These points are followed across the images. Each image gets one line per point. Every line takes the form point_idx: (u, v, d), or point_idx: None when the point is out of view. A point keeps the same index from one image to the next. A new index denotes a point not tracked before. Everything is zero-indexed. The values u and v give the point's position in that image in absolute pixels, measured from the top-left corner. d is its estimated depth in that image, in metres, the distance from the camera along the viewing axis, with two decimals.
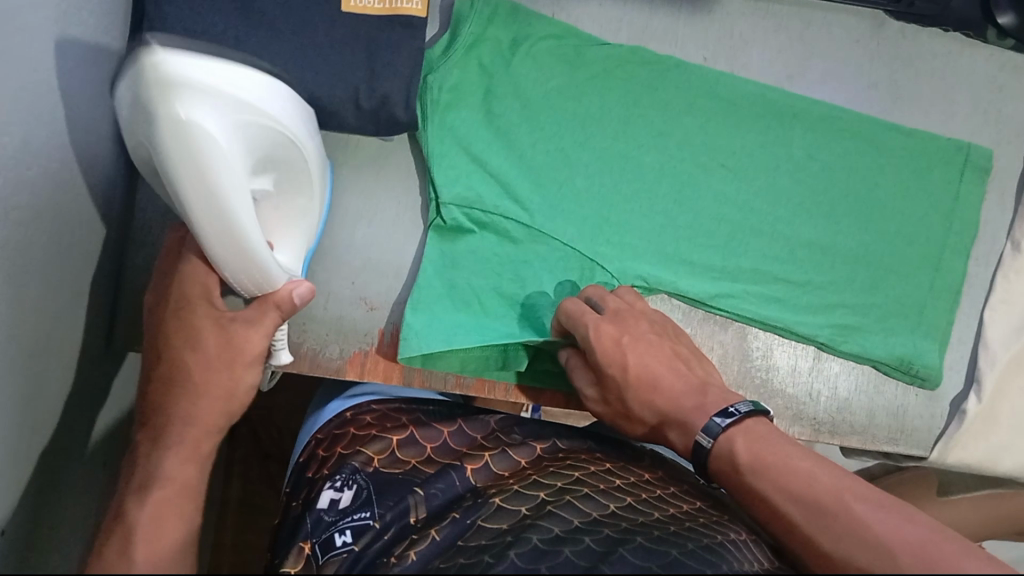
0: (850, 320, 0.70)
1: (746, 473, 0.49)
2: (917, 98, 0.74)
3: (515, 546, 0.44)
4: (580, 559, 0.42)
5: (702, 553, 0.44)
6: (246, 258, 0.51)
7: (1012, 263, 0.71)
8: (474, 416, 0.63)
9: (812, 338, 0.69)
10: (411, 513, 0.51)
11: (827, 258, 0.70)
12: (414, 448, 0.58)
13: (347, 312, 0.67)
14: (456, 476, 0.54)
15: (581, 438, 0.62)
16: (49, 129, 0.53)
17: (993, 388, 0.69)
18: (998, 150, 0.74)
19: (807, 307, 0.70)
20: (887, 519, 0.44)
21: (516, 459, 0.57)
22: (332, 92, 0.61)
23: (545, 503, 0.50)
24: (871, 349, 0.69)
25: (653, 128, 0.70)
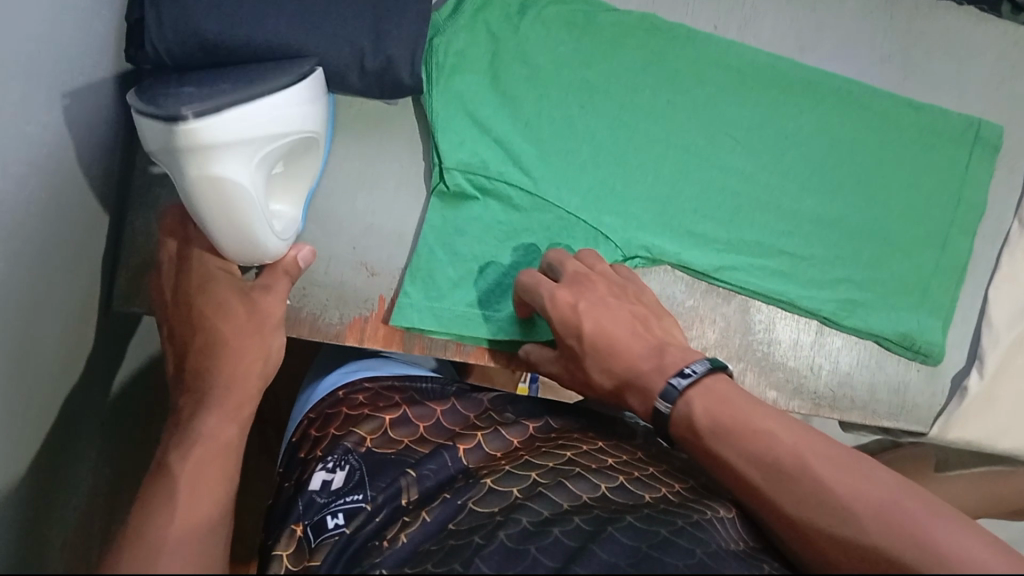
0: (855, 295, 0.69)
1: (705, 432, 0.49)
2: (929, 73, 0.73)
3: (504, 527, 0.45)
4: (569, 540, 0.43)
5: (689, 531, 0.46)
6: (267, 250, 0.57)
7: (1018, 242, 0.71)
8: (466, 393, 0.63)
9: (816, 313, 0.68)
10: (403, 495, 0.51)
11: (833, 232, 0.70)
12: (406, 427, 0.58)
13: (347, 277, 0.67)
14: (447, 456, 0.55)
15: (574, 415, 0.62)
16: (48, 82, 0.52)
17: (994, 367, 0.69)
18: (1008, 127, 0.73)
19: (812, 282, 0.69)
20: (852, 483, 0.45)
21: (508, 439, 0.57)
22: (335, 54, 0.61)
23: (535, 484, 0.50)
24: (874, 324, 0.69)
25: (660, 97, 0.70)
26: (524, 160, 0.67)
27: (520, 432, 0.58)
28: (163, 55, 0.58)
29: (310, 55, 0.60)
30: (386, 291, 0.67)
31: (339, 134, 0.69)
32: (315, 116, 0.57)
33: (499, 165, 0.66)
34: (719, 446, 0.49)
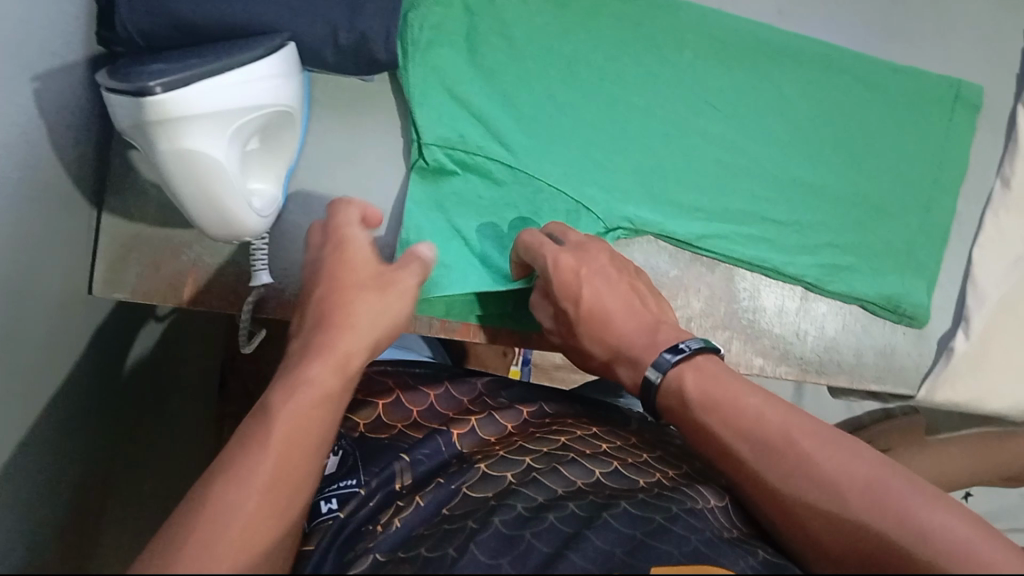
0: (839, 259, 0.69)
1: (694, 407, 0.50)
2: (907, 33, 0.72)
3: (499, 513, 0.44)
4: (564, 527, 0.43)
5: (684, 518, 0.46)
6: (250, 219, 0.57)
7: (1001, 201, 0.71)
8: (461, 378, 0.63)
9: (800, 279, 0.68)
10: (397, 480, 0.51)
11: (816, 196, 0.70)
12: (398, 411, 0.58)
13: None
14: (441, 440, 0.55)
15: (569, 402, 0.62)
16: (21, 62, 0.51)
17: (981, 326, 0.69)
18: (990, 86, 0.73)
19: (795, 248, 0.69)
20: (840, 461, 0.45)
21: (503, 424, 0.58)
22: (309, 28, 0.60)
23: (531, 469, 0.50)
24: (858, 288, 0.69)
25: (638, 67, 0.69)
26: (504, 135, 0.66)
27: (514, 417, 0.59)
28: (135, 34, 0.57)
29: (283, 30, 0.59)
30: None
31: (317, 113, 0.68)
32: (290, 91, 0.56)
33: (479, 141, 0.66)
34: (709, 425, 0.49)
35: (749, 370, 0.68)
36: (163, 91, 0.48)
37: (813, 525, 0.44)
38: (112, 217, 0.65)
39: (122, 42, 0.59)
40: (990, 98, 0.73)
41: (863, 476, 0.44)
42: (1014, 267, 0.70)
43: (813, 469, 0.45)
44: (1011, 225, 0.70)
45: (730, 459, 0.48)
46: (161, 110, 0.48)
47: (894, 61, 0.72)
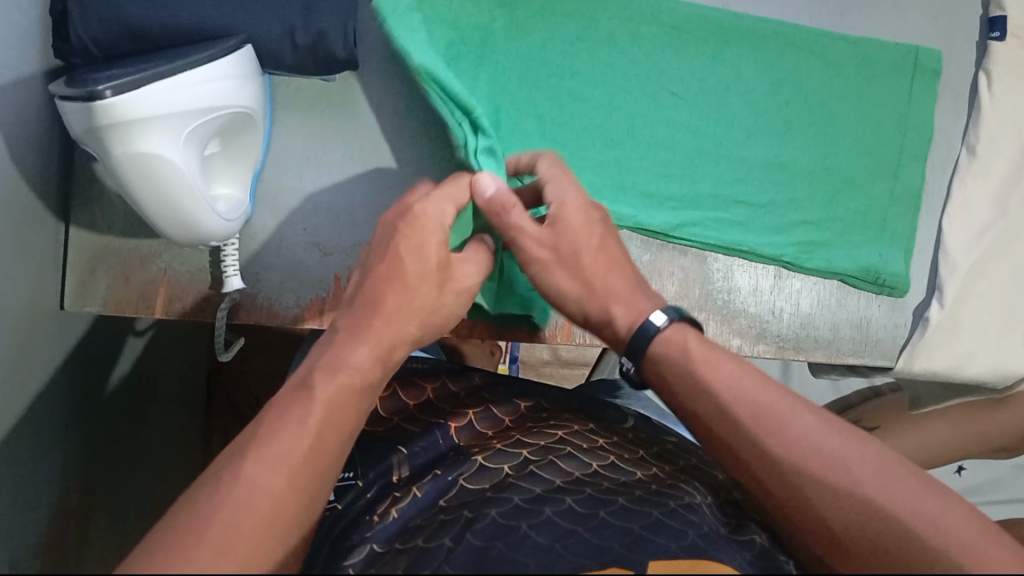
0: (815, 237, 0.69)
1: (701, 376, 0.49)
2: (863, 6, 0.73)
3: (494, 507, 0.44)
4: (561, 521, 0.42)
5: (682, 513, 0.44)
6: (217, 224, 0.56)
7: (968, 168, 0.71)
8: (459, 372, 0.63)
9: (777, 259, 0.68)
10: (394, 473, 0.53)
11: (786, 175, 0.70)
12: (394, 403, 0.59)
13: (301, 258, 0.66)
14: (439, 434, 0.55)
15: (568, 397, 0.61)
16: None
17: (955, 294, 0.69)
18: (949, 54, 0.73)
19: (770, 228, 0.69)
20: (831, 440, 0.45)
21: (500, 417, 0.58)
22: (264, 30, 0.60)
23: (527, 462, 0.50)
24: (837, 263, 0.69)
25: (597, 58, 0.69)
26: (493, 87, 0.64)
27: (511, 411, 0.58)
28: (90, 43, 0.57)
29: (239, 33, 0.59)
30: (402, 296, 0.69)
31: (281, 116, 0.68)
32: (247, 93, 0.56)
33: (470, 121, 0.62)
34: (710, 392, 0.48)
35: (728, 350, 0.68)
36: (113, 94, 0.49)
37: (794, 500, 0.44)
38: (78, 230, 0.65)
39: (75, 53, 0.59)
40: (951, 67, 0.73)
41: (850, 455, 0.44)
42: (985, 232, 0.70)
43: (795, 440, 0.45)
44: (979, 192, 0.71)
45: (723, 427, 0.47)
46: (114, 115, 0.49)
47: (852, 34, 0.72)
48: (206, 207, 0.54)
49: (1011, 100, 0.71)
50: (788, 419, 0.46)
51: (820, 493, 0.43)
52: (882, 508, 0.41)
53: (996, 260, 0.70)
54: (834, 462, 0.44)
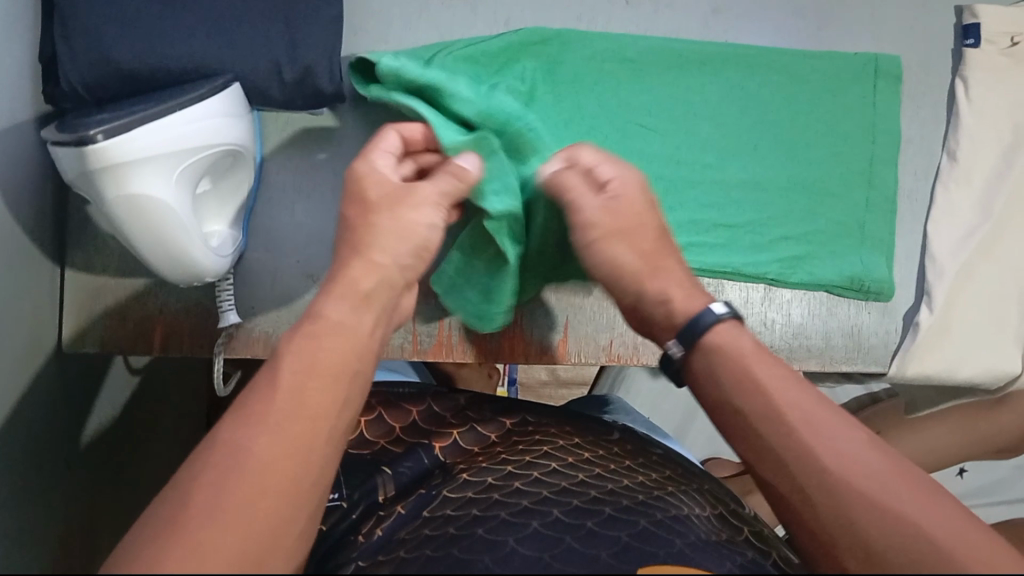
0: (796, 251, 0.70)
1: (751, 374, 0.49)
2: (838, 20, 0.74)
3: (483, 521, 0.45)
4: (549, 532, 0.43)
5: (669, 523, 0.46)
6: (209, 261, 0.57)
7: (950, 174, 0.72)
8: (443, 394, 0.63)
9: (762, 277, 0.69)
10: (379, 492, 0.53)
11: (761, 192, 0.71)
12: (381, 426, 0.59)
13: (296, 290, 0.67)
14: (424, 453, 0.57)
15: (552, 413, 0.62)
16: None
17: (943, 299, 0.70)
18: (926, 63, 0.74)
19: (753, 248, 0.70)
20: (863, 458, 0.43)
21: (485, 435, 0.59)
22: (252, 67, 0.61)
23: (513, 477, 0.50)
24: (820, 276, 0.70)
25: (563, 97, 0.70)
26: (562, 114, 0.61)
27: (497, 428, 0.59)
28: (80, 87, 0.58)
29: (225, 71, 0.60)
30: None
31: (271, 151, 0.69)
32: (234, 128, 0.57)
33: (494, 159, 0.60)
34: (749, 397, 0.47)
35: None
36: (105, 138, 0.49)
37: (826, 518, 0.42)
38: (75, 271, 0.65)
39: (67, 97, 0.60)
40: (928, 76, 0.74)
41: (885, 475, 0.42)
42: (969, 237, 0.71)
43: (828, 458, 0.43)
44: (961, 197, 0.72)
45: (756, 439, 0.46)
46: (108, 159, 0.49)
47: (828, 47, 0.74)
48: (198, 245, 0.55)
49: (988, 106, 0.72)
50: (822, 433, 0.44)
51: (853, 511, 0.41)
52: (919, 528, 0.39)
53: (982, 264, 0.70)
54: (872, 480, 0.42)
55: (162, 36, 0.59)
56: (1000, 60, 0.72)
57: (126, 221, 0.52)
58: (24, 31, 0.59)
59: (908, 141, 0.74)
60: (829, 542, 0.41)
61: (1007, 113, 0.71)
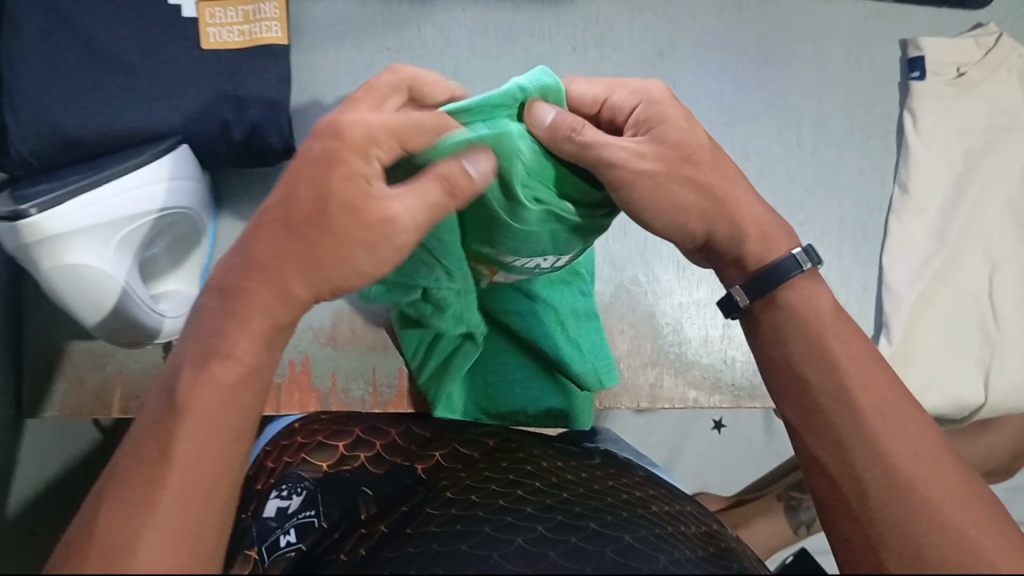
0: (538, 392, 0.66)
1: None
2: (786, 58, 0.75)
3: (466, 537, 0.45)
4: (533, 546, 0.43)
5: (653, 541, 0.46)
6: (135, 319, 0.56)
7: (902, 206, 0.73)
8: (424, 419, 0.63)
9: (591, 376, 0.65)
10: (361, 510, 0.53)
11: (527, 365, 0.66)
12: (359, 445, 0.59)
13: (307, 349, 0.68)
14: (407, 473, 0.56)
15: (534, 437, 0.62)
16: None
17: (901, 330, 0.70)
18: (870, 97, 0.76)
19: (544, 376, 0.66)
20: (933, 476, 0.39)
21: (466, 453, 0.58)
22: (199, 128, 0.62)
23: (495, 496, 0.50)
24: (552, 392, 0.66)
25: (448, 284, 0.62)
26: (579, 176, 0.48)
27: (479, 446, 0.58)
28: (29, 156, 0.58)
29: (174, 133, 0.62)
30: (295, 356, 0.67)
31: (225, 206, 0.69)
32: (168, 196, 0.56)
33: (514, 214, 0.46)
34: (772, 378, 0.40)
35: (684, 403, 0.69)
36: (38, 211, 0.50)
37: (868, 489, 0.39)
38: (37, 334, 0.66)
39: (14, 164, 0.59)
40: (875, 110, 0.76)
41: (934, 464, 0.39)
42: (926, 265, 0.72)
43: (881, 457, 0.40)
44: (916, 227, 0.73)
45: (804, 425, 0.43)
46: (39, 232, 0.50)
47: (773, 85, 0.75)
48: (134, 300, 0.55)
49: (937, 136, 0.73)
50: (888, 441, 0.40)
51: (896, 506, 0.38)
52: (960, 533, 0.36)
53: (938, 294, 0.71)
54: (933, 490, 0.38)
55: (108, 104, 0.60)
56: (947, 89, 0.73)
57: (64, 280, 0.52)
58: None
59: (859, 172, 0.75)
60: (869, 541, 0.38)
61: (952, 140, 0.73)
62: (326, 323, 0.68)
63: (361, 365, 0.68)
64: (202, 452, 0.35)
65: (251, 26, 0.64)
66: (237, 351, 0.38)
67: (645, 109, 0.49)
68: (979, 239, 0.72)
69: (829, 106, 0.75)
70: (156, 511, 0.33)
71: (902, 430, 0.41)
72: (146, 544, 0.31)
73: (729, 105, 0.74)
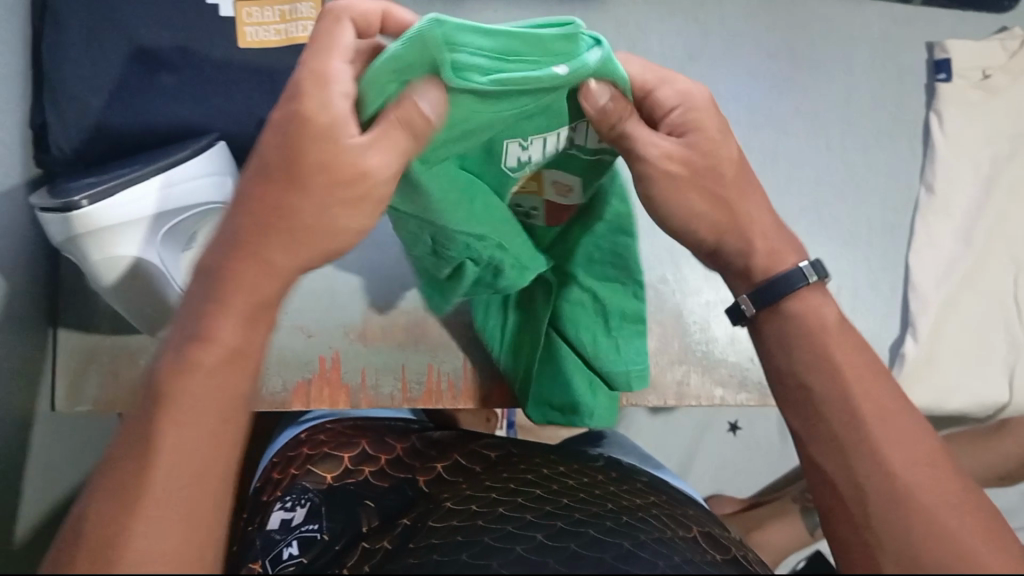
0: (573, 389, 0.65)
1: None
2: (812, 60, 0.76)
3: (466, 547, 0.44)
4: (530, 555, 0.42)
5: (651, 545, 0.46)
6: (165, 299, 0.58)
7: (928, 207, 0.74)
8: (427, 432, 0.64)
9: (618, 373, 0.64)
10: (363, 524, 0.53)
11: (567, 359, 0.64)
12: (363, 455, 0.60)
13: (336, 345, 0.68)
14: (408, 486, 0.56)
15: (536, 447, 0.63)
16: None
17: (927, 330, 0.71)
18: (895, 101, 0.76)
19: (579, 372, 0.65)
20: (936, 487, 0.38)
21: (469, 465, 0.58)
22: (234, 126, 0.63)
23: (496, 504, 0.51)
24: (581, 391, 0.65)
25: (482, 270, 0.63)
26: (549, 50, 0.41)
27: (480, 459, 0.59)
28: (66, 150, 0.60)
29: (213, 129, 0.63)
30: (325, 351, 0.68)
31: None
32: (200, 194, 0.57)
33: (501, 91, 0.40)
34: None
35: (711, 402, 0.70)
36: (89, 203, 0.50)
37: (872, 488, 0.39)
38: (67, 329, 0.67)
39: (57, 162, 0.61)
40: (901, 113, 0.76)
41: (932, 476, 0.39)
42: (950, 267, 0.72)
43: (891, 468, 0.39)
44: (941, 229, 0.73)
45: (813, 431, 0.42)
46: (88, 223, 0.51)
47: (798, 87, 0.76)
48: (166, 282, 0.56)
49: (964, 137, 0.73)
50: (889, 450, 0.39)
51: (901, 517, 0.37)
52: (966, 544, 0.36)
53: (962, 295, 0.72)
54: (935, 500, 0.37)
55: (144, 102, 0.60)
56: (972, 92, 0.73)
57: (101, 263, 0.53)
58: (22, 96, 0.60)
59: (884, 174, 0.76)
60: (871, 546, 0.37)
61: (979, 145, 0.73)
62: (357, 320, 0.69)
63: (392, 361, 0.69)
64: (187, 455, 0.36)
65: (288, 26, 0.64)
66: (220, 334, 0.38)
67: (686, 111, 0.46)
68: (1000, 243, 0.72)
69: (855, 111, 0.76)
70: (140, 508, 0.34)
71: (904, 441, 0.40)
72: (136, 539, 0.33)
73: (755, 106, 0.75)
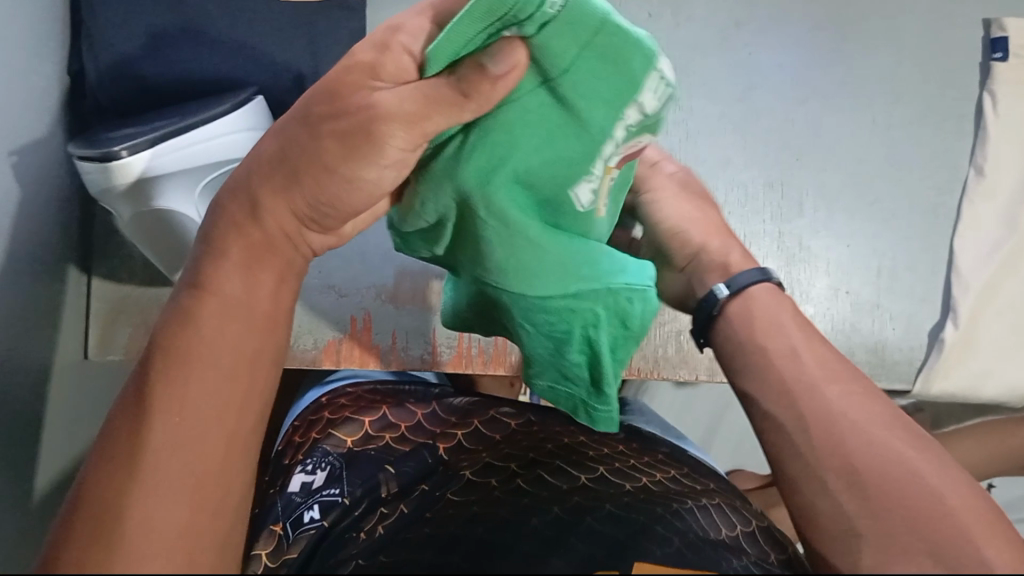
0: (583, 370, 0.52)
1: None
2: (863, 33, 0.74)
3: (481, 519, 0.44)
4: (546, 529, 0.42)
5: (669, 519, 0.45)
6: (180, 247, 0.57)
7: (975, 189, 0.72)
8: (446, 397, 0.64)
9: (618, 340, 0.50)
10: (381, 488, 0.53)
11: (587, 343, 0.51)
12: (382, 421, 0.60)
13: (368, 305, 0.68)
14: (427, 452, 0.56)
15: (556, 413, 0.62)
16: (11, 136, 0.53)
17: (968, 315, 0.70)
18: (947, 79, 0.74)
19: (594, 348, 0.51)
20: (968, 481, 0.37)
21: (489, 434, 0.58)
22: (273, 80, 0.63)
23: (514, 476, 0.50)
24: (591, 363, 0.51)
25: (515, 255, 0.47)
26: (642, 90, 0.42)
27: (500, 428, 0.58)
28: (107, 103, 0.59)
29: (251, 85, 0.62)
30: (356, 312, 0.68)
31: None
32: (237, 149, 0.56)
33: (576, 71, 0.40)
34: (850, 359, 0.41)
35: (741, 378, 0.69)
36: (128, 154, 0.50)
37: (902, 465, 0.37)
38: (100, 281, 0.67)
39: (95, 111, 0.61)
40: (953, 91, 0.74)
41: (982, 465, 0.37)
42: (994, 252, 0.71)
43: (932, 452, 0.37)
44: (989, 212, 0.71)
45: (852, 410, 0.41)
46: (127, 175, 0.51)
47: (847, 61, 0.74)
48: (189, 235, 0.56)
49: (1014, 119, 0.71)
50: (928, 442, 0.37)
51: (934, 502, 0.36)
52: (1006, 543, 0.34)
53: (1007, 281, 0.70)
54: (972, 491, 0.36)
55: (183, 53, 0.59)
56: None
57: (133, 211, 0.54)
58: (61, 43, 0.59)
59: (933, 154, 0.73)
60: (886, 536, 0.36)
61: None
62: (389, 281, 0.69)
63: (421, 324, 0.68)
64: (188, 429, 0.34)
65: None
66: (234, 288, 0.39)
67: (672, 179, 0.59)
68: None
69: (903, 88, 0.74)
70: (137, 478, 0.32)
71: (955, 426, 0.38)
72: (145, 500, 0.32)
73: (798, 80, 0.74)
